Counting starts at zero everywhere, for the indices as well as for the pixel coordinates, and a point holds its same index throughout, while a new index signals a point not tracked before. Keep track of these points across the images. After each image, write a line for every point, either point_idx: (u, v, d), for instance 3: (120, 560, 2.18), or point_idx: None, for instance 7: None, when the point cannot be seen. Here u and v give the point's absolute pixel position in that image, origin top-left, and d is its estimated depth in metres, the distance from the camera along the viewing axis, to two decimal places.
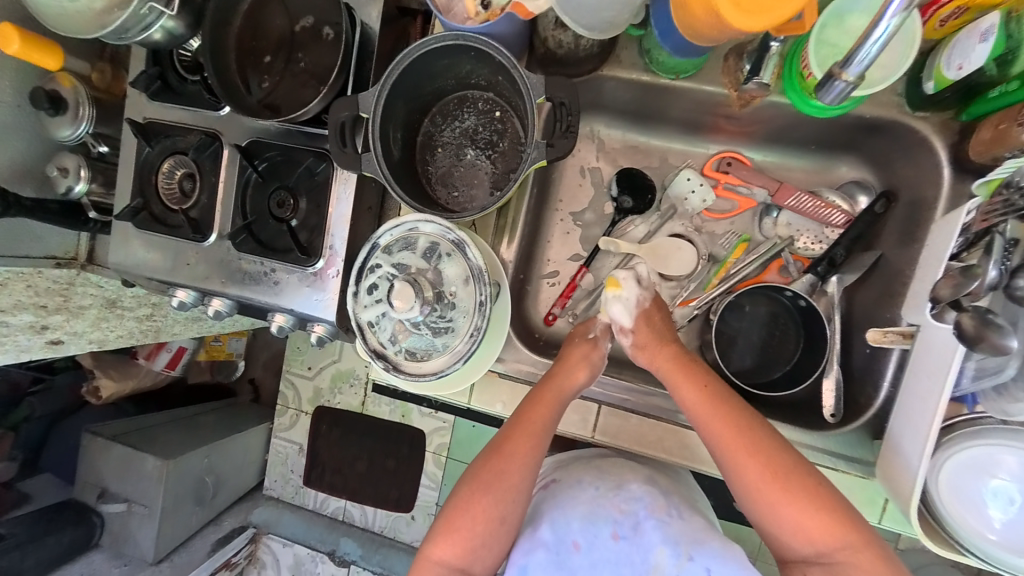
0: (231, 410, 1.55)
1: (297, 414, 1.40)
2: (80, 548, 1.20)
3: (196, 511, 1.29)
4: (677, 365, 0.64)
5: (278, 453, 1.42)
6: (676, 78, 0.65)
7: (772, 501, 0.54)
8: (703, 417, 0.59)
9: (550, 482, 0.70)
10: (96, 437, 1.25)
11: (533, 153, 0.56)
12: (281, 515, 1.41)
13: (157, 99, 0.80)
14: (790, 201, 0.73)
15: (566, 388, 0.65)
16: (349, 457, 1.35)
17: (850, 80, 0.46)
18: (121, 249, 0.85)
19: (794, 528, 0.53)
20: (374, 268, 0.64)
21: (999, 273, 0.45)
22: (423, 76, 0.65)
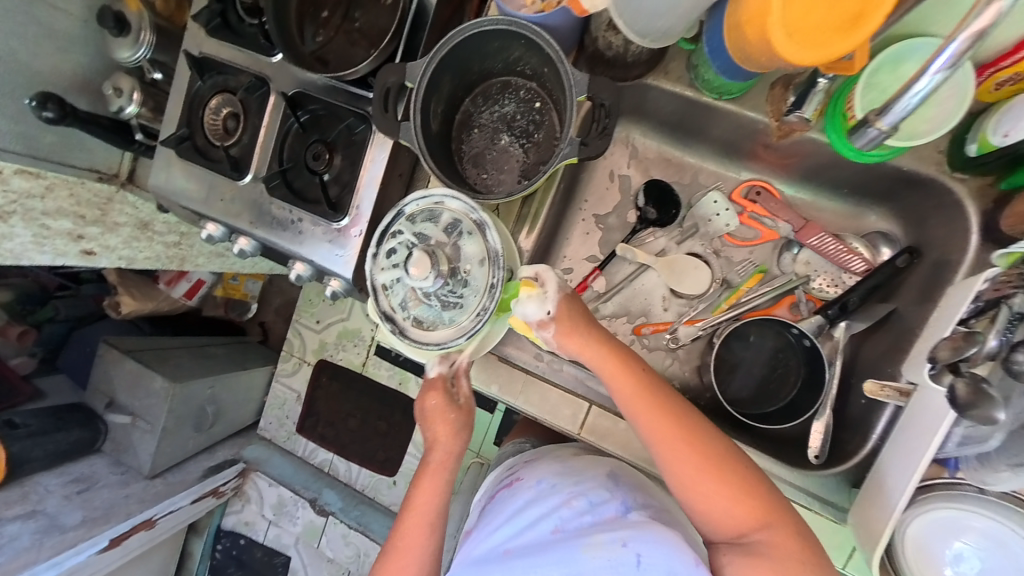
0: (240, 346, 1.63)
1: (300, 362, 1.46)
2: (84, 448, 1.28)
3: (194, 436, 1.36)
4: (607, 354, 0.61)
5: (277, 397, 1.49)
6: (719, 98, 0.65)
7: (696, 492, 0.55)
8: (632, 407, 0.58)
9: (515, 481, 0.69)
10: (112, 349, 1.32)
11: (566, 148, 0.57)
12: (271, 455, 1.50)
13: (216, 36, 0.83)
14: (813, 240, 0.74)
15: (443, 455, 0.70)
16: (343, 412, 1.42)
17: (883, 128, 0.51)
18: (162, 173, 0.89)
19: (723, 513, 0.54)
20: (395, 233, 0.66)
21: (999, 343, 0.46)
22: (472, 56, 0.66)
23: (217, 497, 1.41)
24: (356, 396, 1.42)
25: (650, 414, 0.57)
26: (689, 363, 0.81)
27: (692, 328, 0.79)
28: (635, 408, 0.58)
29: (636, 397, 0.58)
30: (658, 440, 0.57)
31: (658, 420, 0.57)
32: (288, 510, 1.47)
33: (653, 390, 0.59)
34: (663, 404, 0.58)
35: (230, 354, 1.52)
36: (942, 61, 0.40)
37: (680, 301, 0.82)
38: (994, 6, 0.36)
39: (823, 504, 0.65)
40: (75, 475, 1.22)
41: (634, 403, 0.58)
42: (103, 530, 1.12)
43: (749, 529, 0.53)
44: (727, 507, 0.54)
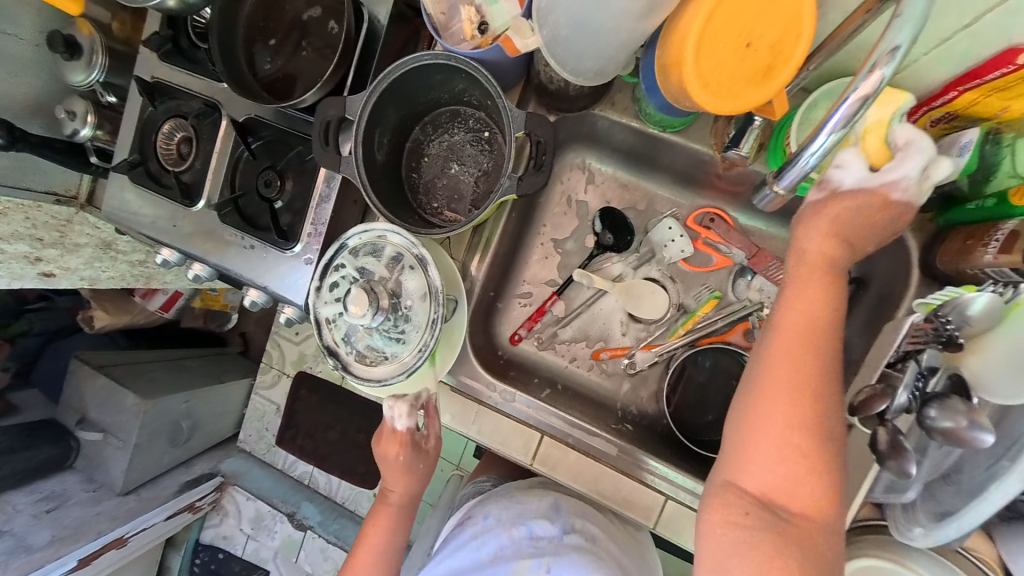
0: (218, 357, 1.61)
1: (278, 374, 1.43)
2: (54, 466, 1.26)
3: (169, 451, 1.34)
4: (816, 268, 0.48)
5: (256, 408, 1.44)
6: (664, 130, 0.65)
7: (788, 434, 0.44)
8: (789, 329, 0.47)
9: (466, 516, 0.71)
10: (83, 365, 1.30)
11: (506, 183, 0.57)
12: (250, 468, 1.46)
13: (168, 61, 0.82)
14: (764, 268, 0.73)
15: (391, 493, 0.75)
16: (322, 424, 1.40)
17: (778, 191, 0.48)
18: (117, 197, 0.88)
19: (776, 478, 0.44)
20: (338, 267, 0.66)
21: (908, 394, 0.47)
22: (416, 88, 0.65)
23: (192, 513, 1.37)
24: (335, 407, 1.41)
25: (806, 351, 0.46)
26: (648, 390, 0.80)
27: (648, 353, 0.79)
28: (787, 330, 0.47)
29: (802, 326, 0.46)
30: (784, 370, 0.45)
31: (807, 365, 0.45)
32: (266, 525, 1.45)
33: (835, 340, 0.46)
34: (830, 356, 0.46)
35: (206, 366, 1.50)
36: (836, 116, 0.39)
37: (638, 326, 0.82)
38: (875, 74, 0.37)
39: None
40: (44, 493, 1.22)
41: (793, 312, 0.47)
42: (70, 551, 1.10)
43: (792, 504, 0.44)
44: (781, 478, 0.44)
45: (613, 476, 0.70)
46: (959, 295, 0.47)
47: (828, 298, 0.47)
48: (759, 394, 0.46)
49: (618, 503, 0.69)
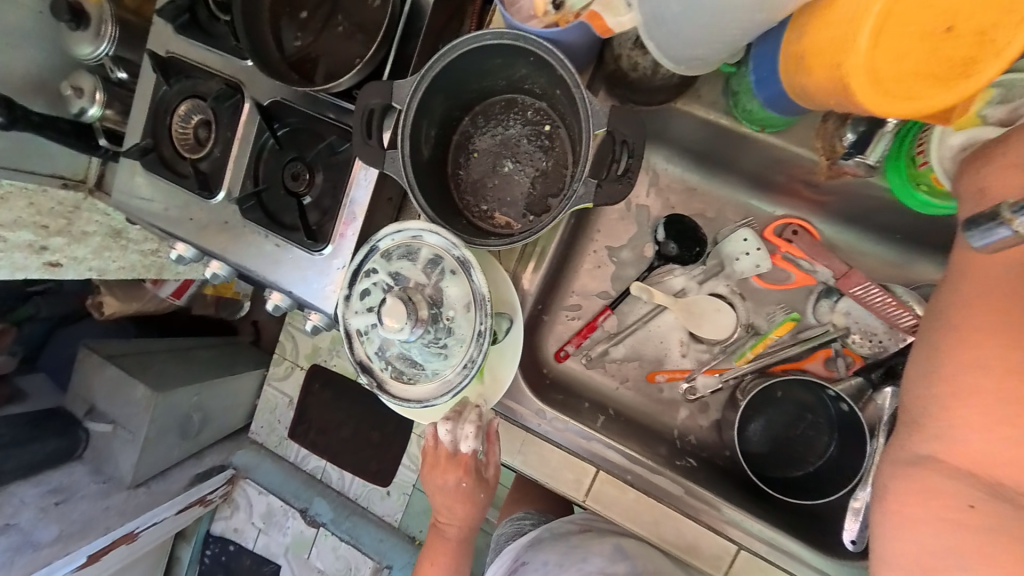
0: (232, 347, 1.55)
1: (292, 367, 1.38)
2: (63, 457, 1.19)
3: (179, 444, 1.28)
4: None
5: (268, 400, 1.40)
6: (761, 130, 0.56)
7: (1016, 399, 0.36)
8: (991, 277, 0.40)
9: (519, 566, 0.68)
10: (92, 355, 1.25)
11: (580, 190, 0.48)
12: (260, 462, 1.40)
13: (185, 35, 0.73)
14: (855, 289, 0.64)
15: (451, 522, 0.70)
16: (335, 420, 1.33)
17: (1021, 224, 0.35)
18: (126, 185, 0.80)
19: (995, 449, 0.36)
20: (369, 272, 0.56)
21: None
22: (472, 73, 0.56)
23: (202, 506, 1.36)
24: (351, 404, 1.34)
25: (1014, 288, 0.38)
26: (709, 419, 0.73)
27: (712, 378, 0.71)
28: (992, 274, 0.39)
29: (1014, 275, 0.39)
30: (986, 314, 0.39)
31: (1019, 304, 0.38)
32: (277, 520, 1.41)
33: None
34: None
35: (219, 358, 1.43)
36: None
37: (698, 347, 0.73)
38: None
39: None
40: (53, 486, 1.16)
41: (981, 268, 0.41)
42: (78, 547, 1.08)
43: (1021, 483, 0.36)
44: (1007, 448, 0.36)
45: (673, 520, 0.63)
46: None
47: None
48: (951, 345, 0.39)
49: (679, 547, 0.64)
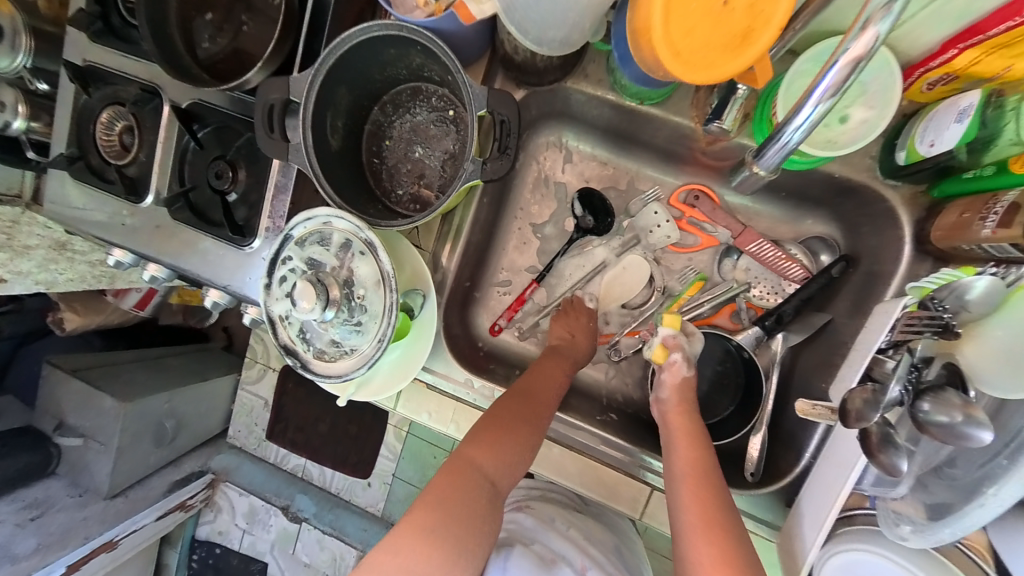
0: (198, 354, 1.56)
1: (263, 368, 1.35)
2: (36, 473, 1.20)
3: (154, 451, 1.28)
4: (684, 435, 0.60)
5: (243, 404, 1.39)
6: (642, 103, 0.60)
7: None
8: (681, 473, 0.56)
9: (523, 508, 0.73)
10: (55, 370, 1.23)
11: (469, 169, 0.52)
12: (241, 463, 1.41)
13: (100, 42, 0.74)
14: (751, 247, 0.69)
15: (541, 387, 0.66)
16: (313, 416, 1.36)
17: (760, 170, 0.45)
18: (60, 197, 0.81)
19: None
20: (285, 260, 0.59)
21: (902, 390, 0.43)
22: (369, 64, 0.59)
23: (184, 511, 1.33)
24: (323, 397, 1.36)
25: (698, 487, 0.54)
26: (632, 378, 0.78)
27: (633, 339, 0.76)
28: (682, 477, 0.56)
29: (688, 469, 0.56)
30: (695, 506, 0.52)
31: (706, 498, 0.53)
32: (260, 519, 1.40)
33: (712, 478, 0.55)
34: (715, 497, 0.53)
35: (187, 364, 1.43)
36: (822, 88, 0.34)
37: (621, 312, 0.78)
38: (868, 33, 0.31)
39: (758, 523, 0.63)
40: (27, 501, 1.17)
41: (677, 448, 0.59)
42: (55, 559, 1.06)
43: None
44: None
45: (597, 470, 0.69)
46: (957, 281, 0.45)
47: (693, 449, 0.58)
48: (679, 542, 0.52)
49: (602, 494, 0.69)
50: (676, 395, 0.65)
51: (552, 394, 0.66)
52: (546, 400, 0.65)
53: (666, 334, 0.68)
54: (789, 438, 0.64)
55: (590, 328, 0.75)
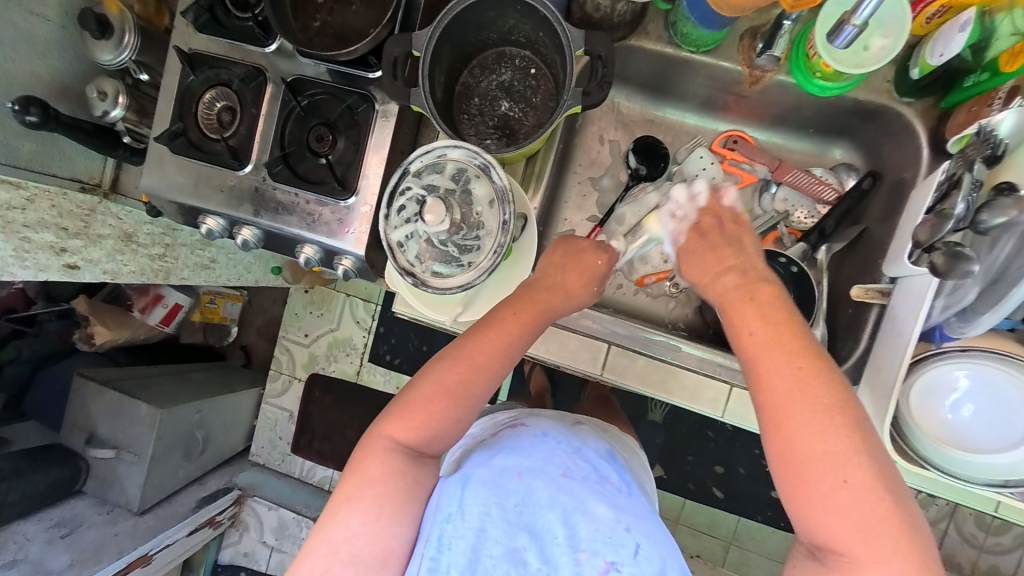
0: (224, 371, 1.59)
1: (289, 380, 1.57)
2: (64, 491, 1.23)
3: (184, 465, 1.35)
4: (746, 299, 0.53)
5: (267, 418, 1.58)
6: (697, 51, 0.73)
7: (801, 485, 0.46)
8: (757, 355, 0.50)
9: (518, 425, 0.76)
10: (88, 381, 1.25)
11: (569, 100, 0.63)
12: (266, 479, 1.55)
13: (205, 32, 0.83)
14: (789, 177, 0.80)
15: (551, 307, 0.64)
16: (339, 424, 1.52)
17: (858, 25, 0.58)
18: (155, 173, 0.87)
19: (841, 524, 0.45)
20: (404, 191, 0.67)
21: (965, 207, 0.51)
22: (471, 26, 0.70)
23: (212, 527, 1.40)
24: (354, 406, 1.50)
25: (794, 361, 0.48)
26: (692, 303, 0.86)
27: None
28: (768, 365, 0.49)
29: (770, 339, 0.50)
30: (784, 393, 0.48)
31: (802, 380, 0.48)
32: (290, 533, 1.49)
33: (806, 363, 0.48)
34: (805, 351, 0.49)
35: (213, 378, 1.49)
36: None
37: None
38: None
39: None
40: (56, 520, 1.19)
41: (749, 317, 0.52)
42: (93, 572, 1.08)
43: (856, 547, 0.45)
44: (850, 528, 0.45)
45: (679, 375, 0.77)
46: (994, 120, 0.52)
47: (771, 312, 0.51)
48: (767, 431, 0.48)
49: (684, 396, 0.77)
50: (694, 250, 0.61)
51: (491, 364, 0.62)
52: (484, 367, 0.62)
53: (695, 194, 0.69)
54: (847, 330, 0.73)
55: (580, 277, 0.67)
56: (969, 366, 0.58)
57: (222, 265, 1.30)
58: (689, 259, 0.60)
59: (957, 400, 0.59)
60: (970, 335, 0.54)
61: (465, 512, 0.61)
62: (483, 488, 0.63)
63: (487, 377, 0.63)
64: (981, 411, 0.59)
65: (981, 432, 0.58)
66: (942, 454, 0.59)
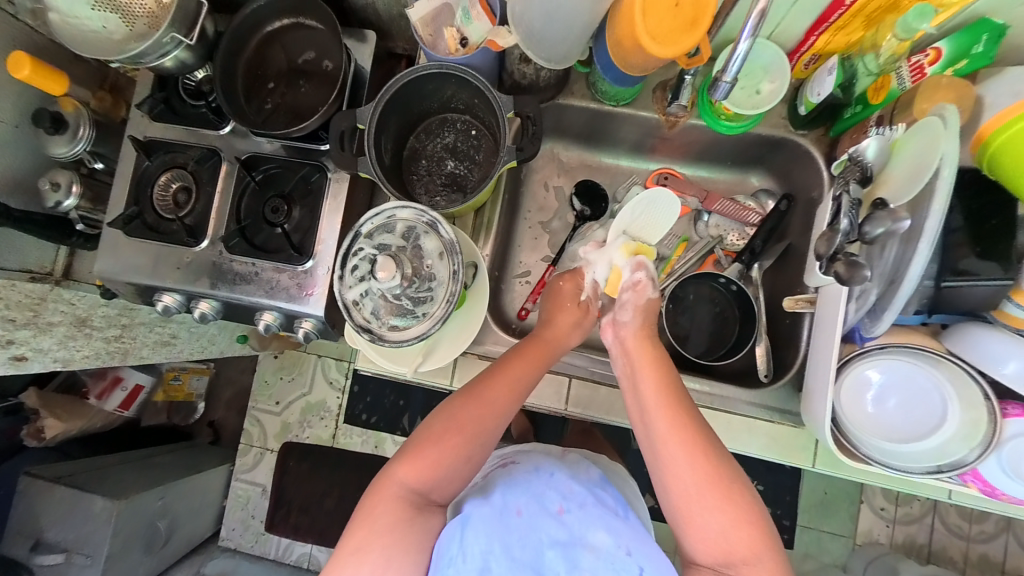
0: (189, 451, 1.51)
1: (261, 451, 1.52)
2: None
3: (144, 561, 1.24)
4: (647, 367, 0.67)
5: (238, 497, 1.51)
6: (617, 104, 0.81)
7: (692, 513, 0.58)
8: (655, 413, 0.63)
9: (510, 462, 0.74)
10: (36, 479, 1.16)
11: (505, 157, 0.68)
12: (238, 564, 1.43)
13: (161, 120, 0.87)
14: (717, 206, 0.87)
15: (554, 345, 0.73)
16: (317, 494, 1.47)
17: (729, 81, 0.60)
18: (110, 256, 0.87)
19: (715, 539, 0.57)
20: (357, 251, 0.70)
21: (850, 224, 0.57)
22: (412, 98, 0.77)
23: None
24: (327, 474, 1.48)
25: (673, 420, 0.61)
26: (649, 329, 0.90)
27: None
28: (658, 424, 0.62)
29: (658, 403, 0.63)
30: (677, 442, 0.60)
31: (681, 428, 0.61)
32: None
33: (681, 417, 0.62)
34: (680, 409, 0.62)
35: (178, 461, 1.41)
36: (745, 35, 0.52)
37: None
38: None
39: (782, 415, 0.76)
40: None
41: (643, 385, 0.66)
42: None
43: (739, 559, 0.56)
44: (729, 538, 0.57)
45: None
46: (862, 146, 0.60)
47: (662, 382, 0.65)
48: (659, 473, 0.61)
49: None
50: (631, 329, 0.72)
51: (503, 404, 0.66)
52: (500, 405, 0.66)
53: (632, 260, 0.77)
54: (789, 339, 0.79)
55: (571, 309, 0.76)
56: (877, 363, 0.64)
57: (184, 340, 1.27)
58: (631, 334, 0.71)
59: (880, 393, 0.64)
60: (879, 333, 0.59)
61: (467, 553, 0.58)
62: (483, 527, 0.61)
63: (499, 415, 0.66)
64: (903, 400, 0.64)
65: (906, 418, 0.63)
66: (878, 447, 0.63)
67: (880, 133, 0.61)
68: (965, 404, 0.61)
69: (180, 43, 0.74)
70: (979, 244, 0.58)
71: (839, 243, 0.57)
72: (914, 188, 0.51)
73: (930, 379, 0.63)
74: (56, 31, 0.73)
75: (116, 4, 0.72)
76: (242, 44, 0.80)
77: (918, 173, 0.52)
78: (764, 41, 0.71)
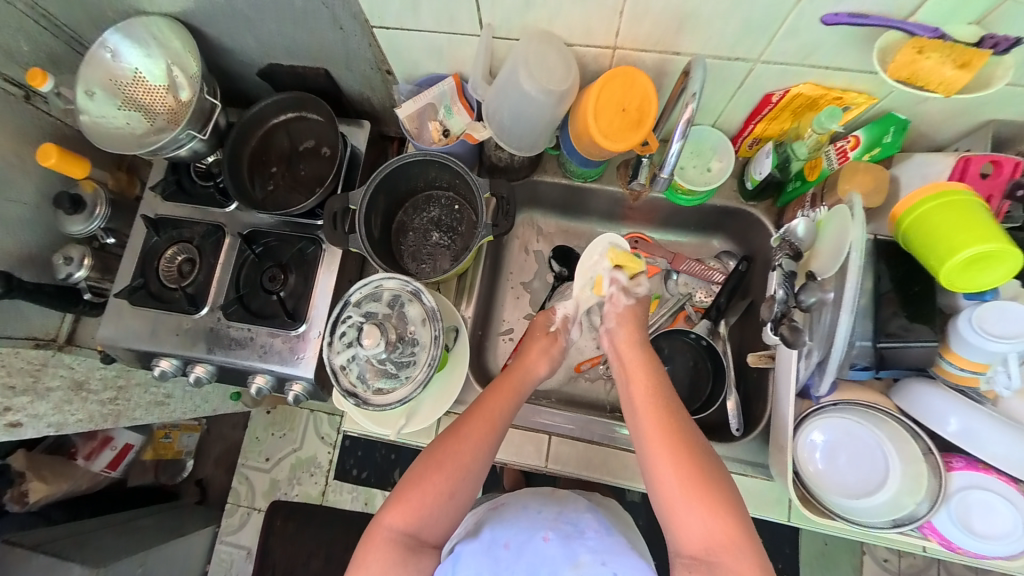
0: (174, 512, 1.48)
1: (247, 512, 1.50)
2: None
3: None
4: (636, 364, 0.72)
5: (222, 560, 1.47)
6: (586, 181, 0.90)
7: (678, 503, 0.57)
8: (644, 408, 0.65)
9: (499, 502, 0.74)
10: (14, 548, 1.14)
11: (483, 231, 0.76)
12: None
13: (171, 199, 0.95)
14: (684, 266, 0.94)
15: (526, 378, 0.76)
16: (303, 554, 1.37)
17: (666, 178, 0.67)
18: (113, 324, 0.92)
19: (698, 533, 0.55)
20: (346, 319, 0.75)
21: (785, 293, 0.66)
22: (400, 179, 0.85)
23: None
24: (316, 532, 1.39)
25: (659, 427, 0.62)
26: None
27: None
28: (645, 424, 0.64)
29: (648, 398, 0.66)
30: (661, 433, 0.61)
31: (669, 421, 0.63)
32: None
33: (668, 410, 0.64)
34: (672, 404, 0.65)
35: (162, 523, 1.39)
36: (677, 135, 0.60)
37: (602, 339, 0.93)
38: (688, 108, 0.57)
39: (754, 467, 0.79)
40: None
41: (637, 379, 0.69)
42: None
43: (719, 551, 0.54)
44: (708, 527, 0.55)
45: (617, 455, 0.82)
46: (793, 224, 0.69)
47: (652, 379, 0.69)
48: (647, 468, 0.61)
49: (629, 477, 0.81)
50: (624, 327, 0.78)
51: (481, 436, 0.67)
52: (480, 434, 0.67)
53: (613, 271, 0.80)
54: (756, 393, 0.83)
55: (540, 347, 0.80)
56: (818, 424, 0.68)
57: (177, 400, 1.28)
58: (622, 333, 0.77)
59: (828, 449, 0.68)
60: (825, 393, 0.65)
61: None
62: (475, 560, 0.62)
63: (477, 447, 0.67)
64: (853, 455, 0.67)
65: (859, 473, 0.66)
66: (841, 505, 0.66)
67: (809, 216, 0.69)
68: (907, 458, 0.64)
69: (193, 137, 0.83)
70: (906, 308, 0.64)
71: (781, 309, 0.65)
72: (838, 259, 0.58)
73: (870, 435, 0.67)
74: (82, 123, 0.82)
75: (138, 104, 0.83)
76: (249, 133, 0.89)
77: (840, 245, 0.58)
78: (709, 127, 0.81)
